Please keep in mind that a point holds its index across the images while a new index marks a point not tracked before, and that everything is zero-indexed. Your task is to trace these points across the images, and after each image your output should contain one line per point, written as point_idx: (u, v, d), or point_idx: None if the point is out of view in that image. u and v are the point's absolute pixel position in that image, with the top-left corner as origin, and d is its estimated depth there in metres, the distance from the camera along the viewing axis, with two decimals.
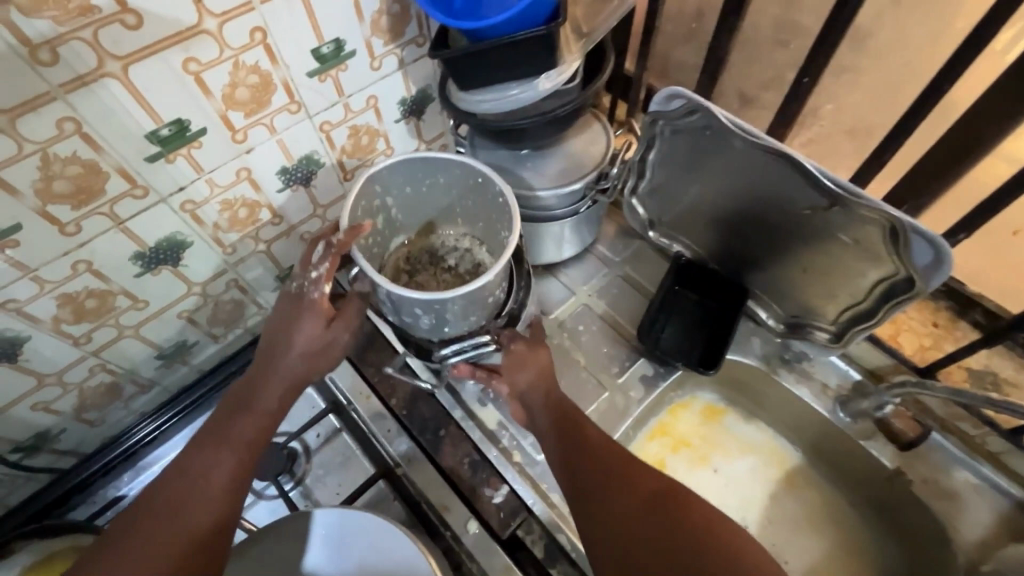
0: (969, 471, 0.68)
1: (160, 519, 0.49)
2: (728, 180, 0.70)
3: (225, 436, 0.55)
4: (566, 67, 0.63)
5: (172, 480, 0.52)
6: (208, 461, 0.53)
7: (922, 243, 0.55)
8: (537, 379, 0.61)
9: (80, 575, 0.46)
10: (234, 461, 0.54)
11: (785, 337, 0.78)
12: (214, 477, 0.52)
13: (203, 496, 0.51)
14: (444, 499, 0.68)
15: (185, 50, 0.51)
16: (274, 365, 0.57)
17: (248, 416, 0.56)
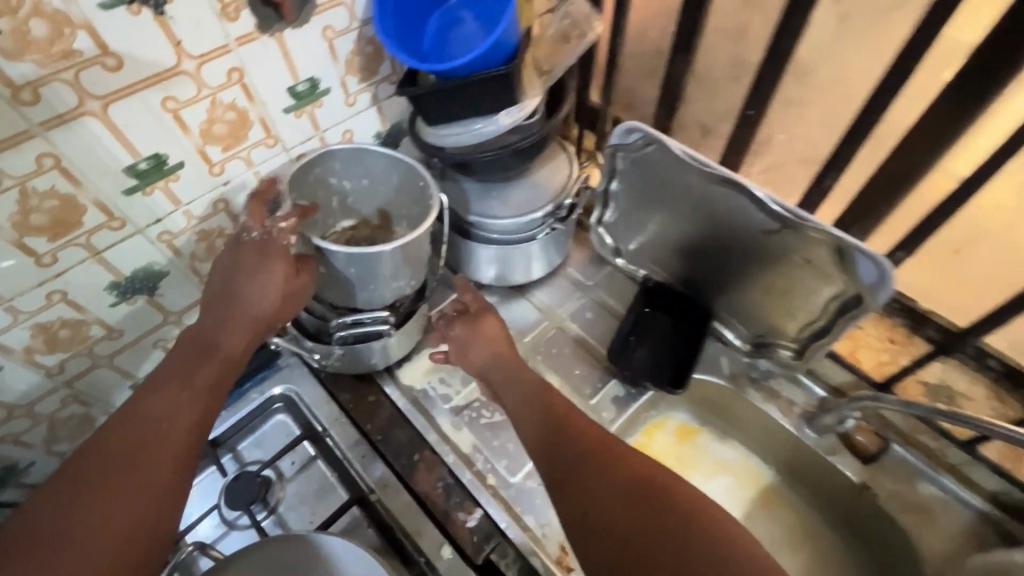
0: (932, 484, 0.69)
1: (128, 470, 0.52)
2: (686, 205, 0.74)
3: (188, 381, 0.59)
4: (525, 103, 0.68)
5: (135, 422, 0.55)
6: (168, 413, 0.56)
7: (865, 261, 0.58)
8: (501, 352, 0.68)
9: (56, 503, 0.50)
10: (195, 410, 0.58)
11: (752, 356, 0.80)
12: (174, 425, 0.56)
13: (168, 444, 0.55)
14: (418, 524, 0.68)
15: (163, 89, 0.54)
16: (233, 311, 0.62)
17: (203, 366, 0.60)
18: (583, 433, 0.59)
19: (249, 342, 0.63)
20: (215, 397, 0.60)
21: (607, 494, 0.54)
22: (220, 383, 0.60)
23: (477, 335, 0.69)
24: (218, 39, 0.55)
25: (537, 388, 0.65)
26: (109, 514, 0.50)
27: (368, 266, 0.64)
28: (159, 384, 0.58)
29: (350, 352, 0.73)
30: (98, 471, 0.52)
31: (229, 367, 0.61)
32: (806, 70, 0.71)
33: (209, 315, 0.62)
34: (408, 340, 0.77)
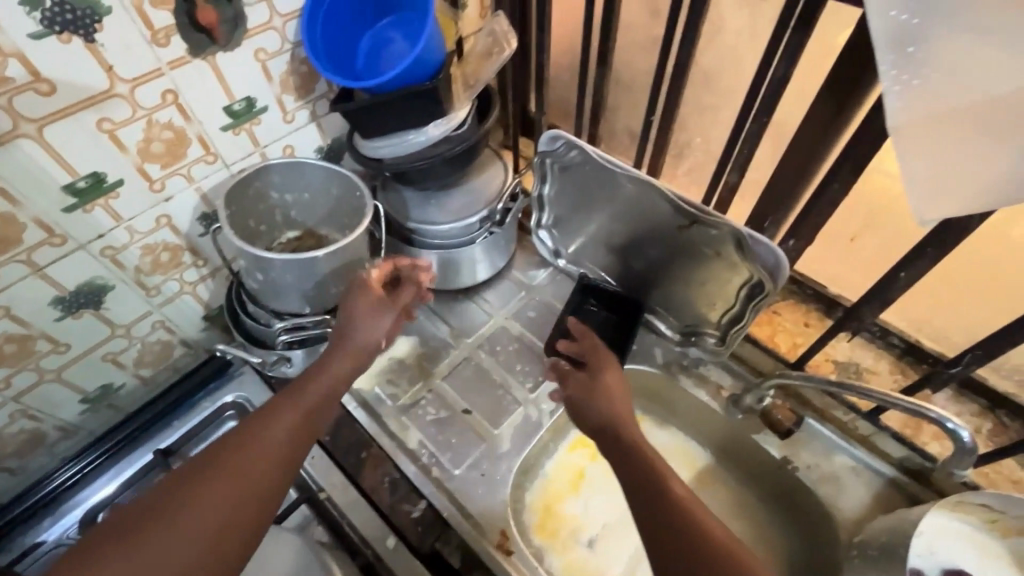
0: (846, 454, 0.75)
1: (224, 478, 0.49)
2: (612, 207, 0.80)
3: (297, 405, 0.57)
4: (454, 118, 0.74)
5: (245, 436, 0.53)
6: (271, 432, 0.54)
7: (761, 249, 0.64)
8: (620, 408, 0.64)
9: (150, 507, 0.47)
10: (299, 433, 0.55)
11: (682, 345, 0.85)
12: (274, 441, 0.53)
13: (266, 457, 0.52)
14: (363, 518, 0.72)
15: (98, 111, 0.57)
16: (346, 345, 0.64)
17: (325, 386, 0.60)
18: (678, 494, 0.52)
19: (354, 364, 0.63)
20: (317, 420, 0.58)
21: (670, 532, 0.49)
22: (325, 402, 0.59)
23: (598, 388, 0.67)
24: (150, 63, 0.58)
25: (617, 434, 0.60)
26: (189, 518, 0.47)
27: (309, 268, 0.68)
28: (279, 401, 0.57)
29: (296, 355, 0.76)
30: (193, 477, 0.49)
31: (338, 385, 0.61)
32: (711, 78, 0.77)
33: (333, 348, 0.63)
34: None
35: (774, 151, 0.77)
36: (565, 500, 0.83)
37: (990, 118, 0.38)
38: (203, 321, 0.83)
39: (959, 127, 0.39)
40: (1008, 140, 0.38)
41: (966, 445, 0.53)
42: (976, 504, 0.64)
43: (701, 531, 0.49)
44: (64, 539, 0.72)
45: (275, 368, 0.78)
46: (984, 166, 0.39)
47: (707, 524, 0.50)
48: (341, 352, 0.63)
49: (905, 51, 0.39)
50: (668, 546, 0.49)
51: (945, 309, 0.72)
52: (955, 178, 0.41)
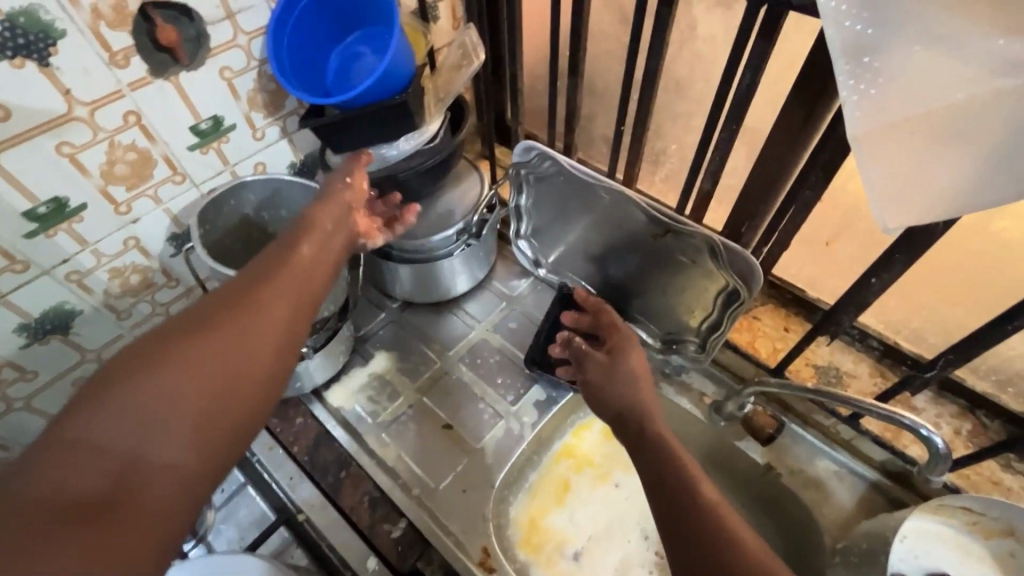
0: (828, 459, 0.75)
1: (222, 329, 0.43)
2: (590, 216, 0.79)
3: (292, 261, 0.52)
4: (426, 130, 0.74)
5: (237, 291, 0.47)
6: (270, 284, 0.49)
7: (734, 257, 0.64)
8: (644, 391, 0.58)
9: (130, 363, 0.40)
10: (299, 289, 0.50)
11: (664, 352, 0.84)
12: (276, 292, 0.48)
13: (270, 309, 0.47)
14: (343, 538, 0.71)
15: (57, 135, 0.56)
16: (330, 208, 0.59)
17: (320, 240, 0.56)
18: (713, 503, 0.47)
19: (341, 219, 0.60)
20: (316, 275, 0.53)
21: (679, 506, 0.48)
22: (320, 258, 0.55)
23: (620, 372, 0.61)
24: (110, 85, 0.57)
25: (638, 432, 0.55)
26: (180, 372, 0.40)
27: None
28: (270, 257, 0.52)
29: None
30: (183, 331, 0.43)
31: (328, 245, 0.56)
32: (684, 86, 0.77)
33: (319, 202, 0.59)
34: (330, 361, 0.80)
35: (748, 157, 0.77)
36: (550, 513, 0.82)
37: (943, 127, 0.38)
38: None
39: (915, 136, 0.39)
40: (960, 147, 0.38)
41: (940, 451, 0.53)
42: (957, 507, 0.64)
43: (740, 548, 0.43)
44: None
45: None
46: (939, 173, 0.39)
47: (748, 538, 0.44)
48: (325, 207, 0.59)
49: (861, 62, 0.38)
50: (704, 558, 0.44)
51: (916, 308, 0.72)
52: (914, 185, 0.40)
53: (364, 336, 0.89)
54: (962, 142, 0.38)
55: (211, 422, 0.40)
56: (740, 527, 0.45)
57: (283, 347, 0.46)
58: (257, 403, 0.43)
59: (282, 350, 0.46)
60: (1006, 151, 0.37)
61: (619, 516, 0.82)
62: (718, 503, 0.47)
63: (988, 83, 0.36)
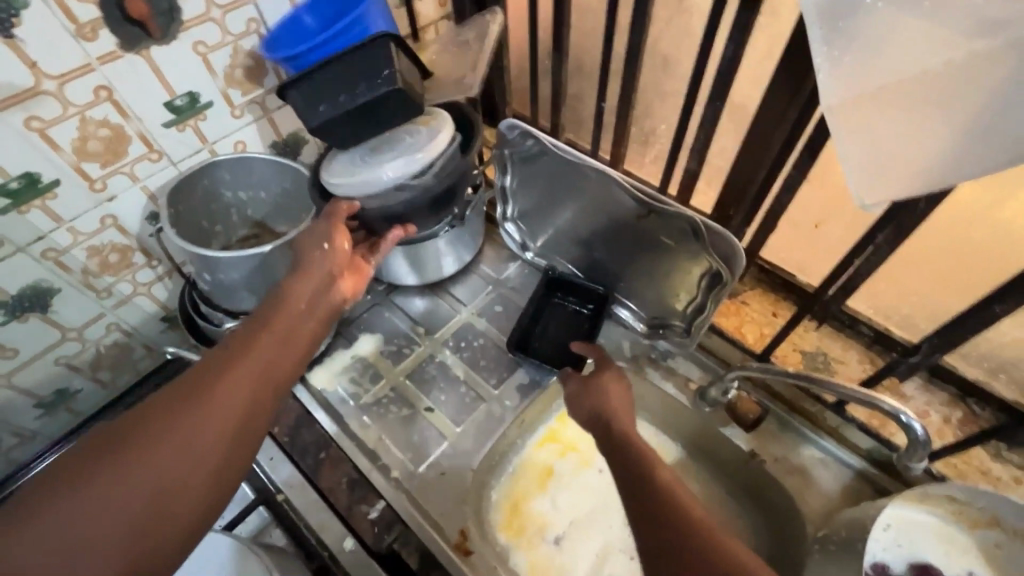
0: (813, 446, 0.73)
1: (162, 436, 0.43)
2: (574, 196, 0.78)
3: (254, 349, 0.51)
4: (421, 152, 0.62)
5: (190, 385, 0.46)
6: (228, 377, 0.48)
7: (716, 238, 0.63)
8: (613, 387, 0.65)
9: (66, 474, 0.40)
10: (259, 381, 0.49)
11: (650, 337, 0.83)
12: (233, 385, 0.47)
13: (222, 406, 0.46)
14: (321, 518, 0.72)
15: (25, 109, 0.56)
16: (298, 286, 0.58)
17: (291, 321, 0.55)
18: (681, 497, 0.48)
19: (317, 292, 0.59)
20: (284, 361, 0.52)
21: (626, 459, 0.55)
22: (290, 340, 0.54)
23: (594, 383, 0.66)
24: (79, 59, 0.57)
25: (622, 436, 0.58)
26: (114, 486, 0.40)
27: (255, 266, 0.64)
28: (237, 342, 0.51)
29: None
30: (123, 435, 0.42)
31: (295, 327, 0.55)
32: (672, 63, 0.75)
33: (294, 277, 0.58)
34: None
35: (738, 137, 0.75)
36: (532, 498, 0.82)
37: (919, 95, 0.36)
38: (161, 323, 0.82)
39: (891, 104, 0.37)
40: (936, 117, 0.36)
41: (919, 438, 0.51)
42: (941, 496, 0.62)
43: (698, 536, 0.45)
44: None
45: None
46: (915, 144, 0.37)
47: (707, 525, 0.45)
48: (302, 282, 0.58)
49: (836, 26, 0.37)
50: (661, 545, 0.45)
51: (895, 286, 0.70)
52: (889, 156, 0.38)
53: (349, 319, 0.88)
54: (938, 112, 0.36)
55: (145, 541, 0.40)
56: (703, 518, 0.46)
57: (230, 453, 0.45)
58: (197, 512, 0.43)
59: (227, 457, 0.45)
60: (983, 124, 0.34)
61: (601, 503, 0.81)
62: (686, 498, 0.48)
63: (965, 47, 0.34)
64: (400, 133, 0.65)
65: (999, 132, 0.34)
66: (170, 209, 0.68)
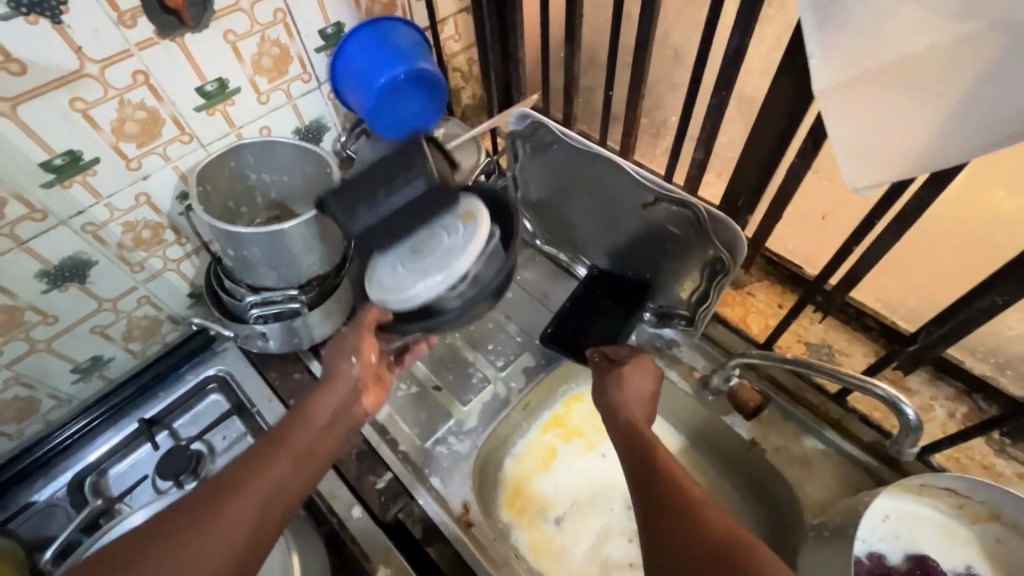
0: (815, 438, 0.73)
1: (180, 547, 0.49)
2: (584, 186, 0.80)
3: (272, 465, 0.56)
4: (462, 264, 0.64)
5: (212, 501, 0.52)
6: (244, 493, 0.53)
7: (720, 225, 0.65)
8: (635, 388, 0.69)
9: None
10: (272, 499, 0.54)
11: (656, 325, 0.84)
12: (246, 501, 0.53)
13: (234, 526, 0.51)
14: (332, 487, 0.75)
15: (70, 91, 0.60)
16: (322, 397, 0.63)
17: (308, 440, 0.60)
18: (693, 496, 0.52)
19: (341, 405, 0.64)
20: (298, 477, 0.57)
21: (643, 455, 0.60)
22: (306, 457, 0.59)
23: (614, 377, 0.70)
24: (118, 45, 0.61)
25: (647, 439, 0.62)
26: None
27: (275, 242, 0.67)
28: (258, 455, 0.57)
29: (269, 328, 0.77)
30: (146, 543, 0.49)
31: (313, 441, 0.60)
32: (682, 55, 0.76)
33: (320, 389, 0.63)
34: (328, 322, 0.81)
35: (746, 127, 0.76)
36: (535, 478, 0.84)
37: (907, 78, 0.37)
38: (188, 298, 0.86)
39: (881, 86, 0.38)
40: (925, 98, 0.37)
41: (910, 422, 0.51)
42: (941, 488, 0.62)
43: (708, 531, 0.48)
44: (55, 500, 0.77)
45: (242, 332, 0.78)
46: (907, 123, 0.38)
47: (712, 521, 0.49)
48: (327, 394, 0.63)
49: (827, 10, 0.38)
50: (671, 541, 0.49)
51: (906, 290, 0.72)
52: (882, 137, 0.40)
53: None
54: (927, 93, 0.37)
55: None
56: (709, 512, 0.50)
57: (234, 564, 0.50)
58: None
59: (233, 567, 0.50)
60: (969, 103, 0.35)
61: (602, 486, 0.83)
62: (698, 496, 0.52)
63: (948, 30, 0.35)
64: (440, 234, 0.68)
65: (988, 108, 0.35)
66: (199, 187, 0.72)
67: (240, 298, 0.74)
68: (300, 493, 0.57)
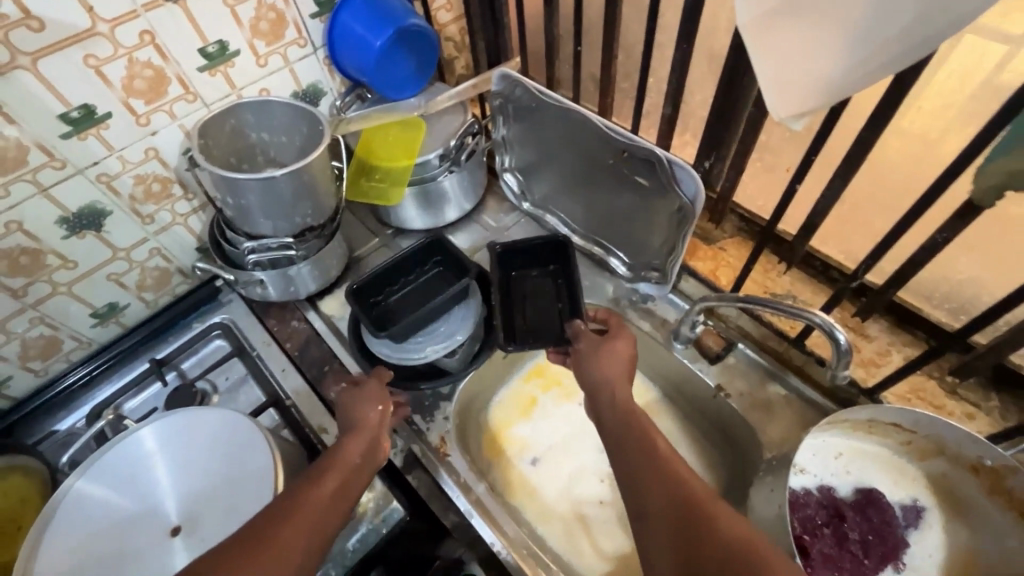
0: (779, 384, 0.76)
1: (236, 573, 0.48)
2: (564, 144, 0.85)
3: (315, 494, 0.57)
4: (460, 334, 0.79)
5: (263, 534, 0.52)
6: (289, 522, 0.53)
7: (680, 171, 0.69)
8: (620, 380, 0.65)
9: None
10: (319, 525, 0.55)
11: (631, 281, 0.87)
12: (295, 529, 0.53)
13: (285, 552, 0.51)
14: (323, 421, 0.81)
15: (84, 48, 0.67)
16: (353, 435, 0.65)
17: (344, 472, 0.61)
18: (696, 494, 0.51)
19: (369, 450, 0.65)
20: (332, 512, 0.57)
21: (645, 468, 0.55)
22: (342, 489, 0.59)
23: (605, 348, 0.68)
24: (127, 5, 0.67)
25: (642, 430, 0.59)
26: None
27: (267, 189, 0.73)
28: (299, 490, 0.57)
29: (266, 275, 0.84)
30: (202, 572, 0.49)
31: (353, 473, 0.61)
32: None
33: (351, 437, 0.65)
34: (321, 272, 0.88)
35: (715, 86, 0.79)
36: (515, 424, 0.89)
37: (811, 8, 0.41)
38: (195, 252, 0.93)
39: (791, 17, 0.42)
40: (829, 24, 0.41)
41: (843, 346, 0.57)
42: (889, 424, 0.65)
43: (726, 535, 0.46)
44: (73, 430, 0.85)
45: (241, 277, 0.84)
46: (817, 50, 0.42)
47: (727, 527, 0.47)
48: (354, 440, 0.64)
49: None
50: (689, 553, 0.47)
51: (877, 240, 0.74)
52: (795, 67, 0.43)
53: (360, 257, 0.97)
54: (830, 19, 0.41)
55: None
56: (721, 515, 0.48)
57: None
58: None
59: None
60: (867, 24, 0.39)
61: (579, 431, 0.88)
62: (704, 498, 0.50)
63: None
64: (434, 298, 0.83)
65: (880, 28, 0.39)
66: (201, 141, 0.78)
67: (238, 243, 0.81)
68: (334, 528, 0.57)
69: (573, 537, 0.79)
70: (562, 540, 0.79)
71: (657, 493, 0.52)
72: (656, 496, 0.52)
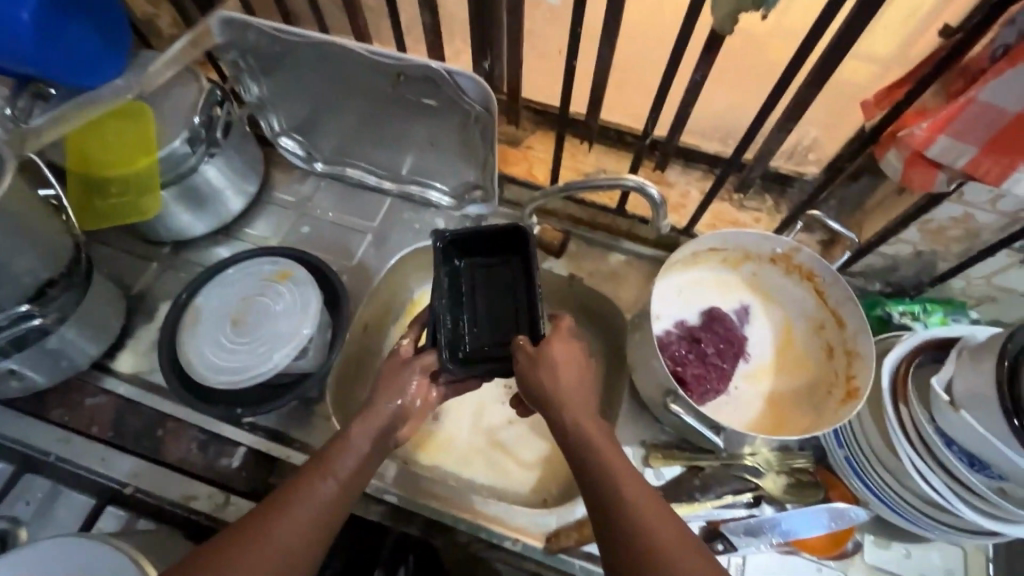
0: (618, 252, 0.82)
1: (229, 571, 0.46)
2: (330, 86, 0.75)
3: (322, 475, 0.53)
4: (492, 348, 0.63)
5: (260, 524, 0.49)
6: (286, 518, 0.50)
7: (463, 79, 0.66)
8: (569, 374, 0.56)
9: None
10: (316, 518, 0.51)
11: (459, 207, 0.84)
12: (292, 524, 0.49)
13: (277, 546, 0.48)
14: (186, 490, 0.68)
15: None
16: (372, 409, 0.58)
17: (355, 461, 0.55)
18: (623, 484, 0.49)
19: (382, 433, 0.58)
20: (336, 505, 0.52)
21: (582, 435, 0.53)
22: (354, 480, 0.54)
23: (545, 365, 0.56)
24: None
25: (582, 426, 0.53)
26: None
27: None
28: (296, 486, 0.52)
29: (13, 361, 0.64)
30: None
31: (371, 454, 0.57)
32: None
33: (357, 423, 0.57)
34: (94, 330, 0.70)
35: None
36: None
37: None
38: None
39: None
40: None
41: (655, 199, 0.63)
42: (707, 250, 0.75)
43: (641, 528, 0.47)
44: None
45: None
46: None
47: (651, 525, 0.47)
48: (364, 423, 0.57)
49: None
50: (612, 549, 0.48)
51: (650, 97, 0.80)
52: None
53: (141, 293, 0.78)
54: None
55: None
56: (636, 499, 0.48)
57: None
58: None
59: None
60: None
61: None
62: (637, 491, 0.49)
63: None
64: (259, 300, 0.74)
65: None
66: None
67: None
68: (327, 537, 0.51)
69: (496, 465, 0.81)
70: (486, 472, 0.80)
71: (587, 460, 0.52)
72: (590, 465, 0.51)
